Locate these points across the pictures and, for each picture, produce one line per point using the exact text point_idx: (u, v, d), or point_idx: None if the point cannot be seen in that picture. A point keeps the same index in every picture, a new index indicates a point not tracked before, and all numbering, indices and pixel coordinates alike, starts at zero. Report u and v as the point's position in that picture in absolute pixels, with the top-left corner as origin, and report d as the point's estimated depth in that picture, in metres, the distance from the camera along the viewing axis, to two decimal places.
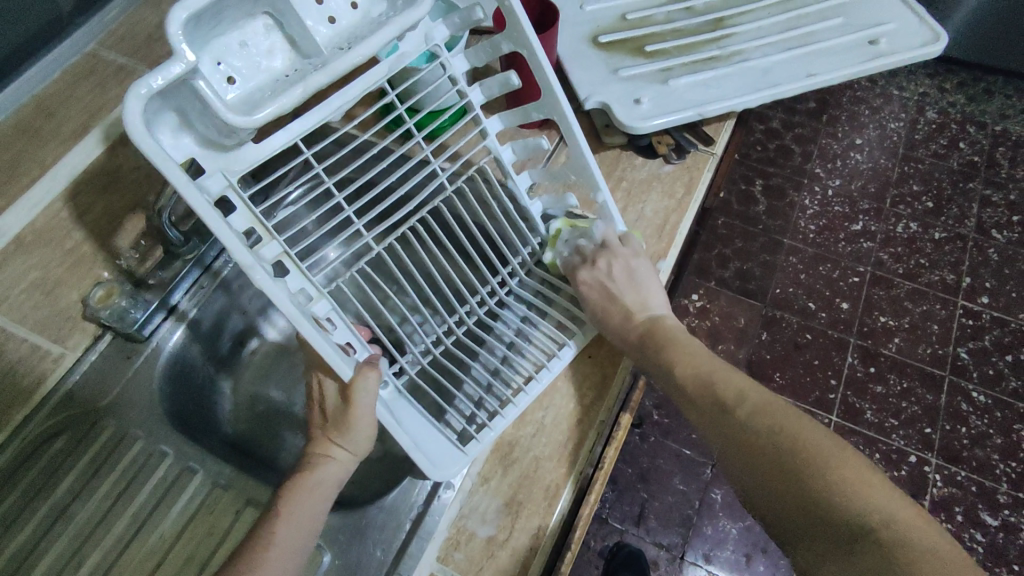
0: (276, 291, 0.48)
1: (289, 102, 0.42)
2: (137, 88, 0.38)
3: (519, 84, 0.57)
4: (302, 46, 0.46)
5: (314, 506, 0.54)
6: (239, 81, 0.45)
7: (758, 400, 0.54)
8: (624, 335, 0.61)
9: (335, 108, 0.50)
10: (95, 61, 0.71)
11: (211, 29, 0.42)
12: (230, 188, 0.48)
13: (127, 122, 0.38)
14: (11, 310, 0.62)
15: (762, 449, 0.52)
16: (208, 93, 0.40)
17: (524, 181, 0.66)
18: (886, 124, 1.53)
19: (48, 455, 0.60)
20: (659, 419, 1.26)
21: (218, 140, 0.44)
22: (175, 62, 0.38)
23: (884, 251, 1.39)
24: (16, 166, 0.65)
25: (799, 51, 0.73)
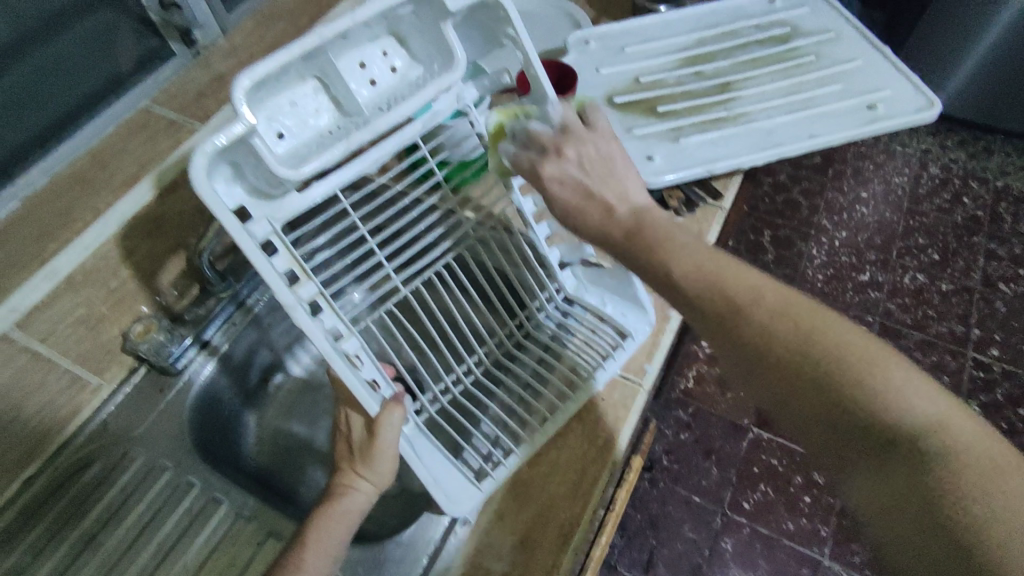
0: (313, 329, 0.52)
1: (335, 156, 0.48)
2: (204, 147, 0.43)
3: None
4: (347, 105, 0.52)
5: (338, 537, 0.56)
6: (288, 136, 0.50)
7: (776, 307, 0.42)
8: (606, 231, 0.48)
9: (372, 160, 0.55)
10: (148, 116, 0.73)
11: (268, 92, 0.48)
12: (274, 234, 0.51)
13: (193, 173, 0.44)
14: (56, 345, 0.64)
15: (790, 362, 0.41)
16: (262, 149, 0.46)
17: (543, 230, 0.69)
18: (891, 179, 1.58)
19: (82, 482, 0.62)
20: (669, 465, 1.26)
21: (265, 190, 0.50)
22: (236, 123, 0.44)
23: (891, 302, 1.41)
24: (69, 213, 0.66)
25: (801, 114, 0.78)
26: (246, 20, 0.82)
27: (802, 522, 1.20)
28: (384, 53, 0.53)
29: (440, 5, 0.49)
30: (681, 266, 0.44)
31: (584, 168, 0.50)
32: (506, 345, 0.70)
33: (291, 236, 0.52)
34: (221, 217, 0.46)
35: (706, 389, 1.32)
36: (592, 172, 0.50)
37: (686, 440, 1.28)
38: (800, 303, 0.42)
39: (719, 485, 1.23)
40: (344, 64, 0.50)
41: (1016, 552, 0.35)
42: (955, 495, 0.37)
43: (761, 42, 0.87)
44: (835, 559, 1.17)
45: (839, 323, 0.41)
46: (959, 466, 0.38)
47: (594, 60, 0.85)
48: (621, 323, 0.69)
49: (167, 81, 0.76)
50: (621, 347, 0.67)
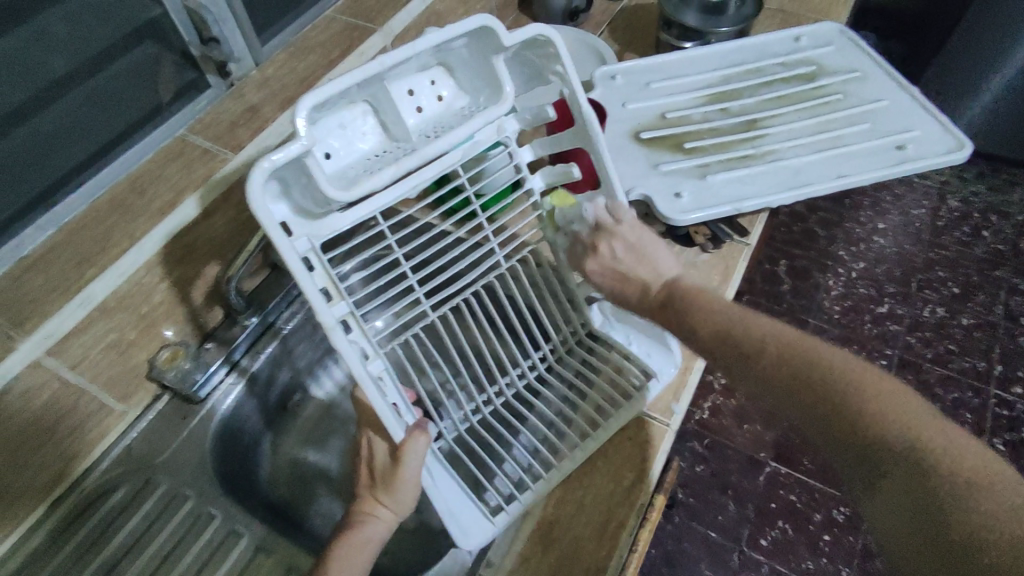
0: (351, 352, 0.51)
1: (383, 180, 0.50)
2: (264, 163, 0.43)
3: (578, 175, 0.64)
4: (394, 131, 0.53)
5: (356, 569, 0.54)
6: (336, 158, 0.51)
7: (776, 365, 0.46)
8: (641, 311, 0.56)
9: (413, 185, 0.55)
10: (184, 146, 0.74)
11: (321, 115, 0.48)
12: (312, 252, 0.51)
13: (250, 190, 0.43)
14: (88, 369, 0.64)
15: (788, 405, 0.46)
16: (315, 170, 0.46)
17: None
18: (909, 211, 1.57)
19: (104, 508, 0.62)
20: (685, 500, 1.23)
21: (311, 209, 0.50)
22: (295, 143, 0.44)
23: (911, 335, 1.38)
24: (108, 238, 0.65)
25: (828, 153, 0.78)
26: (280, 52, 0.84)
27: (823, 561, 1.17)
28: (433, 82, 0.54)
29: (495, 42, 0.50)
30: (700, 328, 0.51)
31: (622, 254, 0.58)
32: (529, 375, 0.69)
33: (328, 255, 0.52)
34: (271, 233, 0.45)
35: (721, 421, 1.30)
36: (622, 258, 0.58)
37: (703, 474, 1.26)
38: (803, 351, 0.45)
39: (736, 522, 1.21)
40: (396, 92, 0.51)
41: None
42: (965, 521, 0.37)
43: (787, 80, 0.88)
44: None
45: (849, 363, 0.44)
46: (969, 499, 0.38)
47: (621, 94, 0.85)
48: (647, 364, 0.66)
49: (201, 112, 0.77)
50: (648, 384, 0.64)
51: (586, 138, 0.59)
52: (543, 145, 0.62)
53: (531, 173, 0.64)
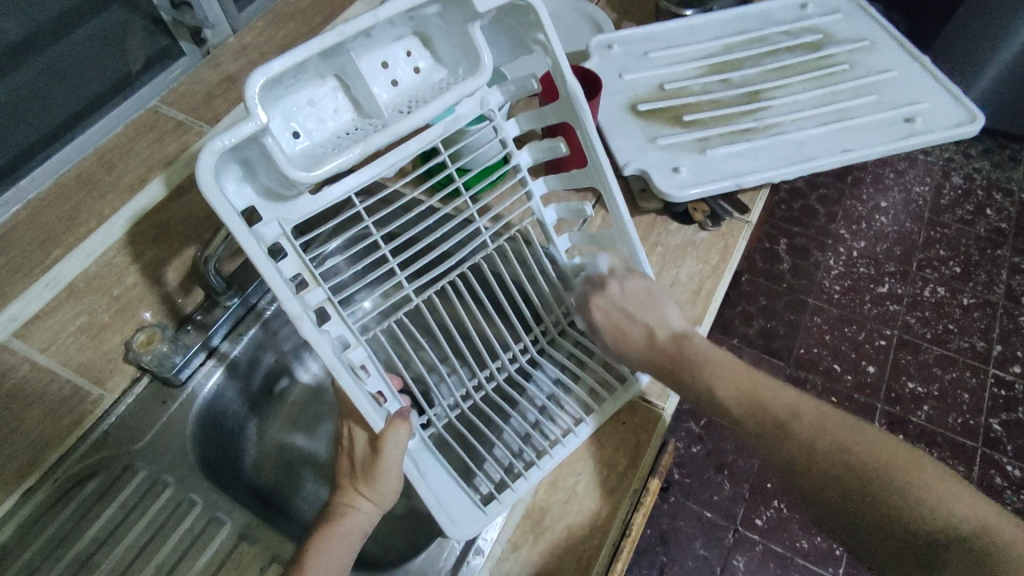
0: (320, 341, 0.48)
1: (352, 158, 0.46)
2: (212, 144, 0.40)
3: (566, 151, 0.58)
4: (365, 107, 0.49)
5: (337, 559, 0.53)
6: (305, 136, 0.48)
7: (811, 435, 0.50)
8: (646, 357, 0.59)
9: (390, 165, 0.52)
10: (156, 117, 0.72)
11: (285, 90, 0.45)
12: (284, 236, 0.49)
13: (197, 173, 0.40)
14: (56, 355, 0.62)
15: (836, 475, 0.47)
16: (274, 150, 0.43)
17: (551, 215, 0.65)
18: (911, 187, 1.53)
19: (80, 497, 0.60)
20: (681, 479, 1.22)
21: (278, 191, 0.48)
22: (247, 122, 0.41)
23: (910, 315, 1.36)
24: (75, 217, 0.65)
25: (834, 126, 0.75)
26: (257, 20, 0.80)
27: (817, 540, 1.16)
28: (408, 54, 0.50)
29: (468, 7, 0.47)
30: (724, 388, 0.55)
31: (629, 299, 0.61)
32: (522, 359, 0.65)
33: (301, 239, 0.50)
34: (224, 218, 0.43)
35: None
36: (629, 302, 0.61)
37: (698, 453, 1.24)
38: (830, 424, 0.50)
39: (731, 501, 1.20)
40: (366, 64, 0.48)
41: None
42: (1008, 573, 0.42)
43: (792, 49, 0.84)
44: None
45: (873, 435, 0.48)
46: (1005, 558, 0.42)
47: (616, 65, 0.81)
48: None
49: (176, 80, 0.75)
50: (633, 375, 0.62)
51: (573, 113, 0.54)
52: (529, 119, 0.58)
53: (516, 148, 0.59)
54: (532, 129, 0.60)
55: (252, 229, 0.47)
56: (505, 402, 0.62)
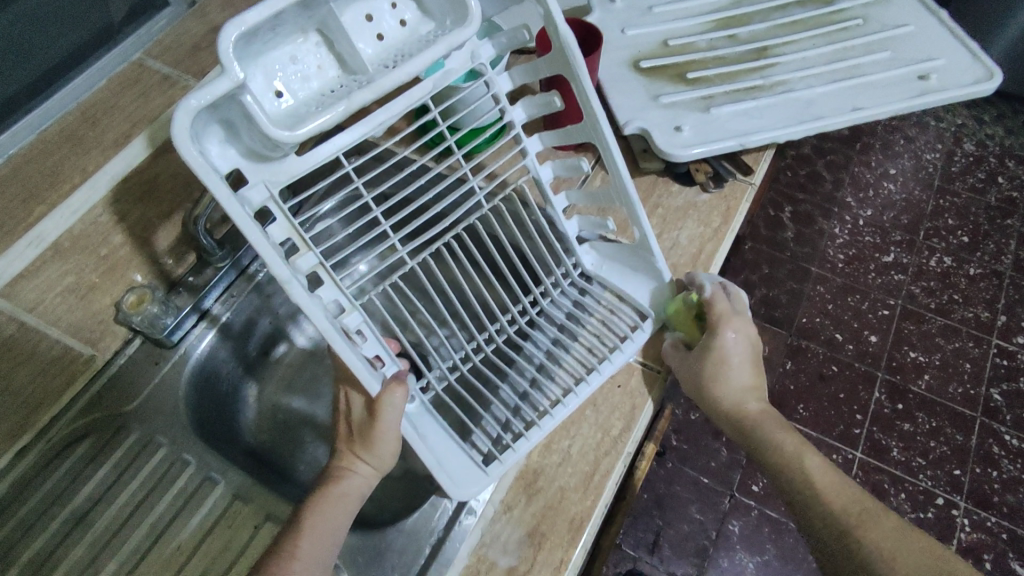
0: (312, 306, 0.47)
1: (336, 116, 0.43)
2: (187, 101, 0.38)
3: (562, 105, 0.55)
4: (349, 63, 0.47)
5: (336, 519, 0.53)
6: (288, 95, 0.45)
7: (846, 500, 0.58)
8: (745, 405, 0.62)
9: (377, 123, 0.50)
10: (140, 70, 0.72)
11: (264, 45, 0.43)
12: (271, 200, 0.48)
13: (174, 132, 0.39)
14: (43, 314, 0.61)
15: (879, 543, 0.55)
16: (254, 107, 0.41)
17: (547, 173, 0.63)
18: (922, 154, 1.49)
19: (74, 457, 0.60)
20: (678, 445, 1.23)
21: (263, 153, 0.46)
22: (224, 78, 0.39)
23: (915, 284, 1.34)
24: (57, 173, 0.65)
25: (845, 84, 0.72)
26: None
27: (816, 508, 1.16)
28: (394, 6, 0.47)
29: None
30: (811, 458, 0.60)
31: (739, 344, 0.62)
32: (519, 322, 0.64)
33: (290, 203, 0.49)
34: (205, 179, 0.41)
35: None
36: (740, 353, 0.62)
37: (696, 420, 1.24)
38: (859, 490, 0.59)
39: (728, 467, 1.20)
40: (349, 18, 0.45)
41: None
42: None
43: (803, 3, 0.81)
44: None
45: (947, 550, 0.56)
46: None
47: (619, 20, 0.78)
48: (644, 304, 0.63)
49: (160, 31, 0.75)
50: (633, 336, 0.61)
51: (567, 66, 0.51)
52: (522, 72, 0.55)
53: (510, 104, 0.57)
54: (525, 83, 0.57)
55: (237, 194, 0.45)
56: (504, 366, 0.61)
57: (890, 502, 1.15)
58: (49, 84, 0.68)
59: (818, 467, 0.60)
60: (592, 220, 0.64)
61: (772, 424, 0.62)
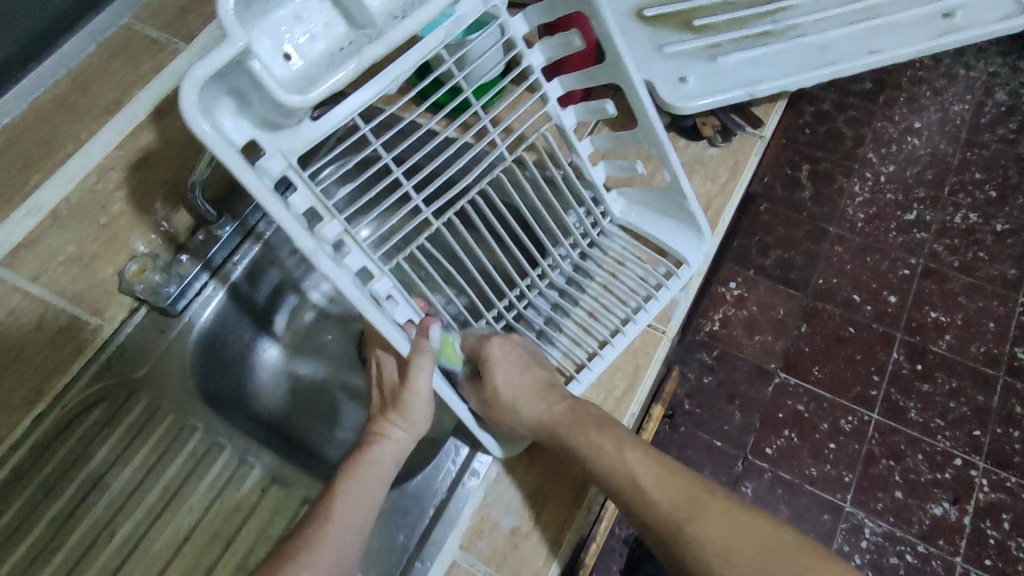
0: (341, 277, 0.46)
1: (346, 77, 0.40)
2: (193, 75, 0.36)
3: (583, 46, 0.53)
4: (358, 17, 0.42)
5: (372, 486, 0.53)
6: (297, 58, 0.41)
7: (673, 489, 0.52)
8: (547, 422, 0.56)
9: (391, 79, 0.48)
10: (130, 34, 0.72)
11: (264, 4, 0.39)
12: (290, 168, 0.47)
13: (183, 108, 0.37)
14: (49, 284, 0.61)
15: (710, 533, 0.49)
16: (262, 74, 0.38)
17: (570, 118, 0.60)
18: (950, 106, 1.35)
19: (85, 425, 0.61)
20: (691, 409, 1.15)
21: (277, 121, 0.44)
22: (227, 47, 0.37)
23: (938, 242, 1.24)
24: (52, 141, 0.65)
25: (862, 26, 0.69)
26: None
27: (855, 472, 1.10)
28: None
29: None
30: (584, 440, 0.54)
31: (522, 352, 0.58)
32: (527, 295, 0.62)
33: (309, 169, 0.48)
34: (225, 158, 0.40)
35: (732, 333, 1.19)
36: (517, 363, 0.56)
37: (710, 384, 1.16)
38: (681, 476, 0.53)
39: (742, 431, 1.13)
40: None
41: None
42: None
43: None
44: (859, 506, 1.08)
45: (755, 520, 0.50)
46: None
47: None
48: (675, 252, 0.63)
49: None
50: (659, 295, 0.62)
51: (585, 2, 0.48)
52: (539, 12, 0.52)
53: (525, 49, 0.54)
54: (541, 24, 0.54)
55: (255, 166, 0.45)
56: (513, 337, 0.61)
57: (907, 463, 1.10)
58: (37, 51, 0.67)
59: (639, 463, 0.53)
60: (620, 164, 0.61)
61: (588, 429, 0.54)
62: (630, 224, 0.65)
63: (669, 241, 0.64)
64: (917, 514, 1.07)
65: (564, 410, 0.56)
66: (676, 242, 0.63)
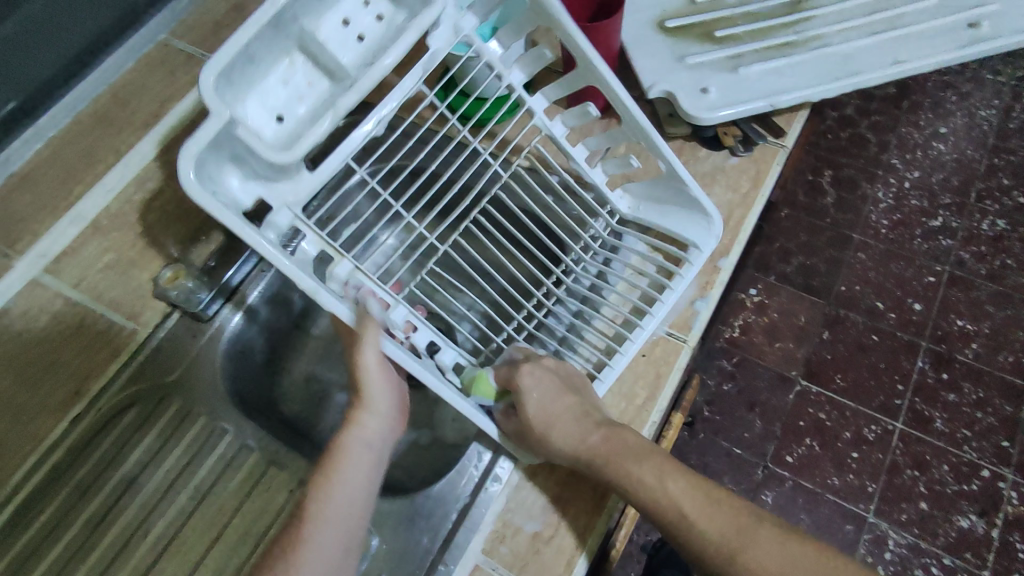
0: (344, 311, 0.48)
1: (326, 128, 0.44)
2: (187, 151, 0.39)
3: (554, 56, 0.54)
4: (336, 71, 0.46)
5: (347, 478, 0.51)
6: (287, 118, 0.46)
7: (721, 519, 0.50)
8: (582, 437, 0.55)
9: (377, 121, 0.49)
10: (166, 50, 0.74)
11: (249, 77, 0.44)
12: (299, 220, 0.48)
13: (185, 183, 0.40)
14: (87, 290, 0.65)
15: (764, 564, 0.48)
16: (251, 139, 0.42)
17: (559, 128, 0.59)
18: (977, 111, 1.32)
19: (119, 427, 0.63)
20: (711, 417, 1.14)
21: (276, 176, 0.46)
22: (215, 120, 0.40)
23: (964, 250, 1.22)
24: (94, 154, 0.68)
25: (885, 36, 0.69)
26: None
27: (879, 483, 1.08)
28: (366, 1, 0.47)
29: None
30: (619, 460, 0.53)
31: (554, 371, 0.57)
32: (544, 306, 0.62)
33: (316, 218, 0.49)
34: (225, 220, 0.42)
35: (752, 341, 1.18)
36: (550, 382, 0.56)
37: (730, 392, 1.16)
38: (727, 498, 0.52)
39: (762, 439, 1.13)
40: (325, 27, 0.45)
41: None
42: None
43: None
44: (882, 517, 1.07)
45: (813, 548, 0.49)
46: None
47: None
48: (683, 238, 0.63)
49: (184, 11, 0.77)
50: (669, 286, 0.62)
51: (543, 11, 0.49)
52: (509, 32, 0.54)
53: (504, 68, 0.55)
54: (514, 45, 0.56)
55: (262, 224, 0.46)
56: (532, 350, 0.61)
57: (932, 473, 1.08)
58: (81, 67, 0.71)
59: (672, 476, 0.53)
60: (618, 162, 0.61)
61: (627, 459, 0.53)
62: (640, 219, 0.64)
63: (681, 231, 0.63)
64: (943, 526, 1.05)
65: (601, 440, 0.55)
66: (686, 231, 0.63)
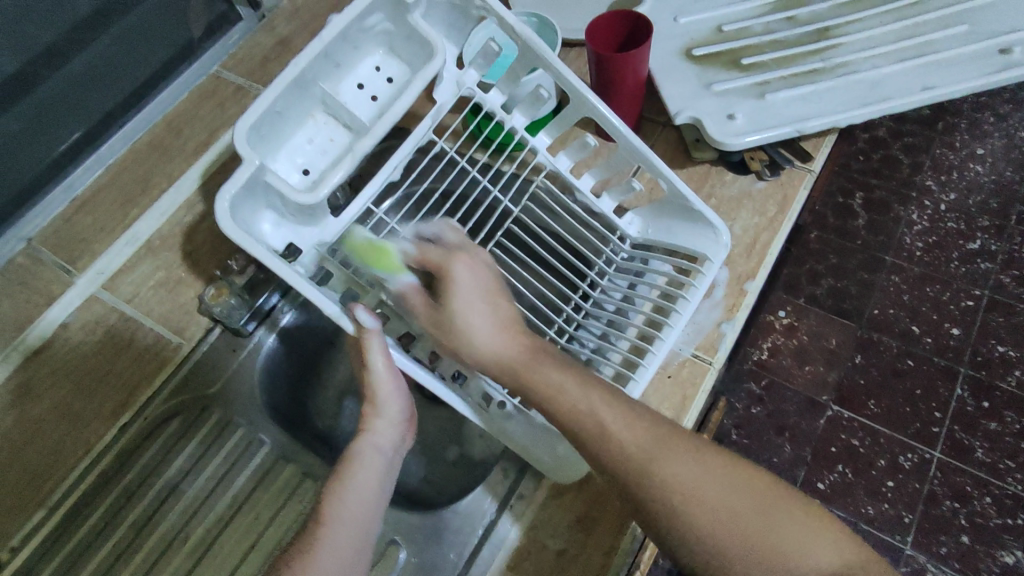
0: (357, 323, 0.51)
1: (344, 172, 0.50)
2: (223, 195, 0.46)
3: (547, 97, 0.57)
4: (352, 124, 0.53)
5: (360, 480, 0.51)
6: (312, 170, 0.53)
7: (639, 429, 0.47)
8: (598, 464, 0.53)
9: (393, 166, 0.56)
10: (217, 82, 0.79)
11: (279, 137, 0.52)
12: (324, 258, 0.56)
13: (221, 222, 0.46)
14: (139, 307, 0.68)
15: (677, 477, 0.45)
16: (279, 184, 0.49)
17: (563, 163, 0.65)
18: (1016, 132, 1.26)
19: (164, 435, 0.66)
20: (739, 440, 1.13)
21: (304, 220, 0.54)
22: (246, 169, 0.47)
23: (1005, 274, 1.19)
24: (149, 179, 0.73)
25: (914, 63, 0.70)
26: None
27: (916, 513, 1.06)
28: (378, 67, 0.55)
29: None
30: (532, 369, 0.49)
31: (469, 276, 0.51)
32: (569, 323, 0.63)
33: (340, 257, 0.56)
34: (255, 253, 0.47)
35: (782, 364, 1.16)
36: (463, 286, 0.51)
37: (758, 415, 1.14)
38: (649, 415, 0.48)
39: (792, 464, 1.11)
40: (343, 90, 0.54)
41: (717, 552, 0.44)
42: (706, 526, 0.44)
43: None
44: (919, 550, 1.04)
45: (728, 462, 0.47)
46: (731, 525, 0.44)
47: (672, 7, 0.77)
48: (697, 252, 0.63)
49: (234, 45, 0.82)
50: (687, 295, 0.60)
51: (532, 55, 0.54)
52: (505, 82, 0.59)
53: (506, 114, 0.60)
54: (513, 90, 0.61)
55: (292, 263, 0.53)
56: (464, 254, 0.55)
57: (972, 506, 1.05)
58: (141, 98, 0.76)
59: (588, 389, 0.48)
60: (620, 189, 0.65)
61: (546, 365, 0.49)
62: (650, 241, 0.66)
63: (692, 245, 0.63)
64: (985, 561, 1.02)
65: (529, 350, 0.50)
66: (696, 244, 0.63)
